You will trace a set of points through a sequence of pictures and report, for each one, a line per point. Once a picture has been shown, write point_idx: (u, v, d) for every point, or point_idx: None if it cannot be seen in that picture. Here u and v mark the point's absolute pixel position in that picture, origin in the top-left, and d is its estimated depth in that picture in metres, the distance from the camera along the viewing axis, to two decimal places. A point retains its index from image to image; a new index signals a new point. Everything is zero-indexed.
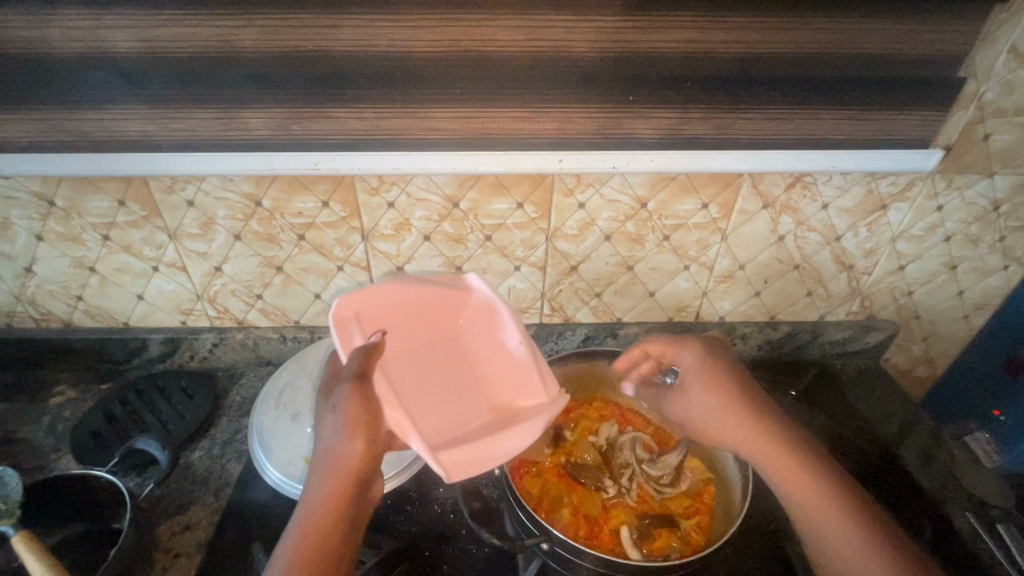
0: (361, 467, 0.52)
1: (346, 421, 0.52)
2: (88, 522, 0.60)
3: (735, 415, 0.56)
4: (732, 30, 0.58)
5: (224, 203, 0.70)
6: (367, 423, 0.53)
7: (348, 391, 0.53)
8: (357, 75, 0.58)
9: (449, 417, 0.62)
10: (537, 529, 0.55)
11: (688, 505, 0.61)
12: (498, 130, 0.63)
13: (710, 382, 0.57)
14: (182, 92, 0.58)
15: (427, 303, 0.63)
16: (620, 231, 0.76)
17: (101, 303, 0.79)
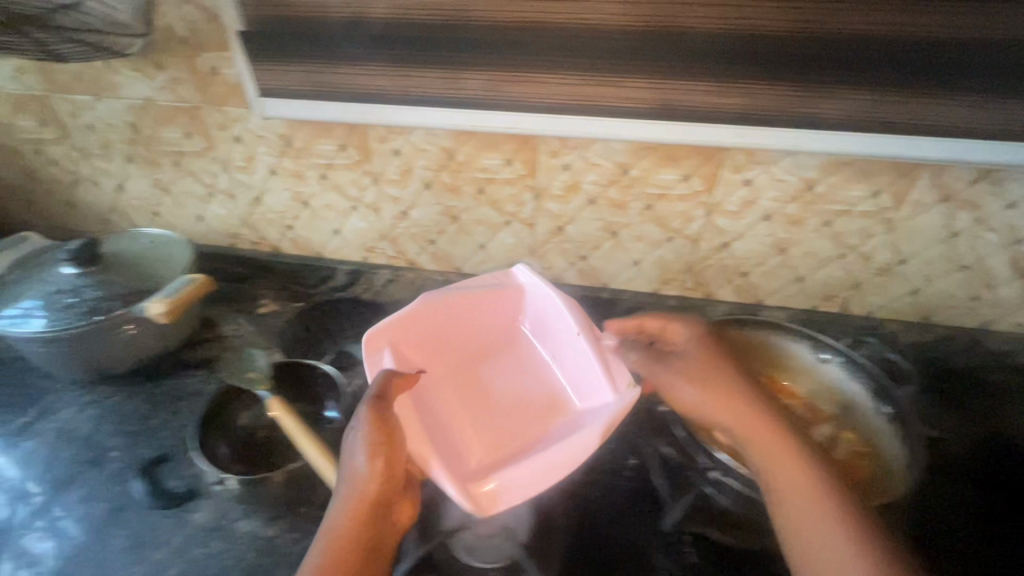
0: (375, 491, 0.52)
1: (366, 438, 0.53)
2: (308, 403, 0.73)
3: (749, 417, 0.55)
4: (948, 14, 0.58)
5: (424, 154, 0.81)
6: (383, 439, 0.53)
7: (366, 411, 0.55)
8: (569, 45, 0.64)
9: (503, 407, 0.71)
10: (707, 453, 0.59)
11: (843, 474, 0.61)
12: (686, 103, 0.67)
13: (716, 378, 0.59)
14: (411, 50, 0.67)
15: (454, 322, 0.73)
16: (782, 212, 0.78)
17: (308, 234, 0.94)
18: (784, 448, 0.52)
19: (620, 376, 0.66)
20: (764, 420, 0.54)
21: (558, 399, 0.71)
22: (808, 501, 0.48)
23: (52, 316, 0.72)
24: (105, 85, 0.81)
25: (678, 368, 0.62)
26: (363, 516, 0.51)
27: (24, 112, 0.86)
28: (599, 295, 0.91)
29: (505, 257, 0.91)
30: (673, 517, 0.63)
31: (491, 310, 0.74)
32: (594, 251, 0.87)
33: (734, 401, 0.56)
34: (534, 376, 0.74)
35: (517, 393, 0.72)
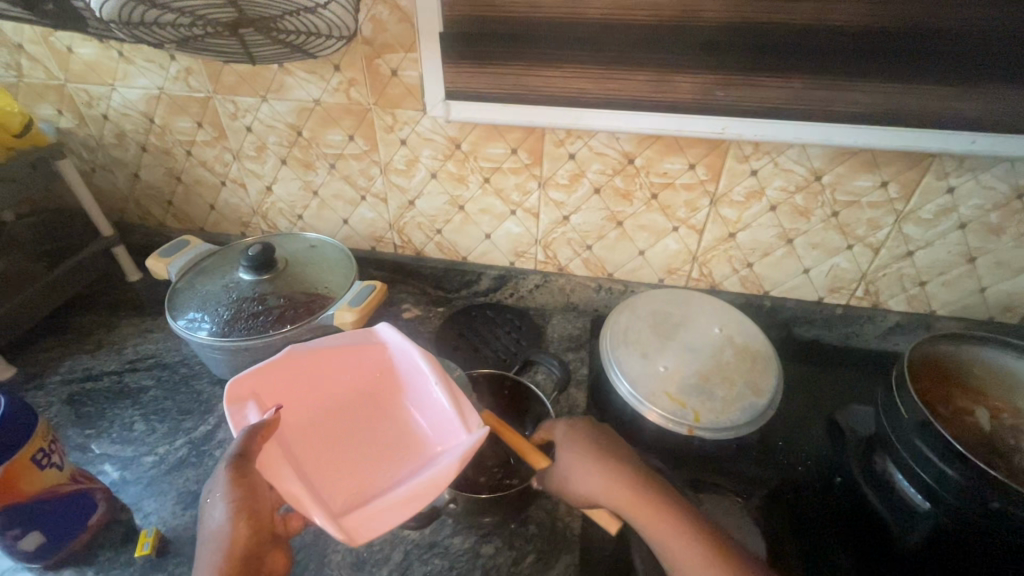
0: (244, 554, 0.48)
1: (229, 510, 0.49)
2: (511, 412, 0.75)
3: (631, 499, 0.54)
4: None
5: (600, 158, 0.78)
6: (244, 500, 0.50)
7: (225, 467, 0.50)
8: (798, 47, 0.61)
9: (347, 453, 0.63)
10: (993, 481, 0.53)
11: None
12: (916, 108, 0.63)
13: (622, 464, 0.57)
14: (626, 52, 0.65)
15: (306, 369, 0.64)
16: (981, 220, 0.75)
17: (456, 238, 0.92)
18: (693, 556, 0.50)
19: (471, 417, 0.59)
20: (708, 537, 0.52)
21: (405, 444, 0.64)
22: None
23: (242, 325, 0.70)
24: (275, 87, 0.80)
25: (572, 453, 0.59)
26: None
27: (182, 114, 0.85)
28: (761, 302, 0.89)
29: (664, 263, 0.89)
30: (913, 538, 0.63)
31: (348, 363, 0.67)
32: (763, 258, 0.85)
33: (636, 495, 0.55)
34: (378, 418, 0.66)
35: (371, 440, 0.64)
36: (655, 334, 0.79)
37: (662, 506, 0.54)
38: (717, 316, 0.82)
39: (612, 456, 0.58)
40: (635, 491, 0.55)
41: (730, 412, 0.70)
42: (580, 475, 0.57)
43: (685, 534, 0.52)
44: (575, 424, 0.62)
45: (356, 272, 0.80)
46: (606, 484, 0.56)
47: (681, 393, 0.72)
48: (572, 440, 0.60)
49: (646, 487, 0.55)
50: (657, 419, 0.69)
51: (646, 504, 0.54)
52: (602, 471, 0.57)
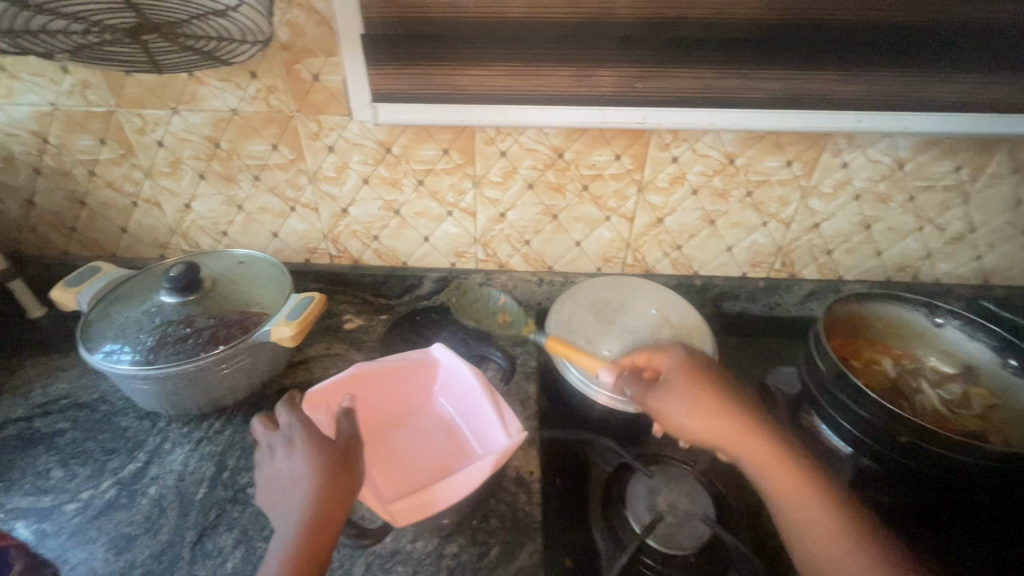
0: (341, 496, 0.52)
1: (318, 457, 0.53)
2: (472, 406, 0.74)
3: (738, 435, 0.58)
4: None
5: (531, 154, 0.80)
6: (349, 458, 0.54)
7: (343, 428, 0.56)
8: (705, 40, 0.66)
9: (398, 450, 0.68)
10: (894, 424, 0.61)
11: (985, 424, 0.67)
12: (810, 92, 0.70)
13: (717, 401, 0.60)
14: (548, 50, 0.67)
15: (372, 380, 0.68)
16: (872, 191, 0.83)
17: (394, 243, 0.91)
18: (795, 489, 0.56)
19: (511, 423, 0.63)
20: (804, 467, 0.57)
21: (463, 450, 0.67)
22: (842, 557, 0.52)
23: (170, 350, 0.66)
24: (186, 97, 0.75)
25: (671, 389, 0.62)
26: (327, 542, 0.50)
27: (81, 131, 0.79)
28: (691, 282, 0.94)
29: (600, 253, 0.92)
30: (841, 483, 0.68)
31: (404, 383, 0.71)
32: (690, 240, 0.90)
33: (741, 434, 0.58)
34: (433, 428, 0.70)
35: (432, 445, 0.68)
36: (596, 320, 0.83)
37: (766, 445, 0.57)
38: (652, 297, 0.86)
39: (719, 397, 0.61)
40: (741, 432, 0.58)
41: None
42: (685, 411, 0.60)
43: (786, 472, 0.56)
44: (686, 360, 0.64)
45: (292, 285, 0.77)
46: (711, 424, 0.59)
47: None
48: (681, 379, 0.62)
49: (752, 429, 0.58)
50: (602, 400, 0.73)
51: (750, 444, 0.58)
52: (706, 412, 0.60)
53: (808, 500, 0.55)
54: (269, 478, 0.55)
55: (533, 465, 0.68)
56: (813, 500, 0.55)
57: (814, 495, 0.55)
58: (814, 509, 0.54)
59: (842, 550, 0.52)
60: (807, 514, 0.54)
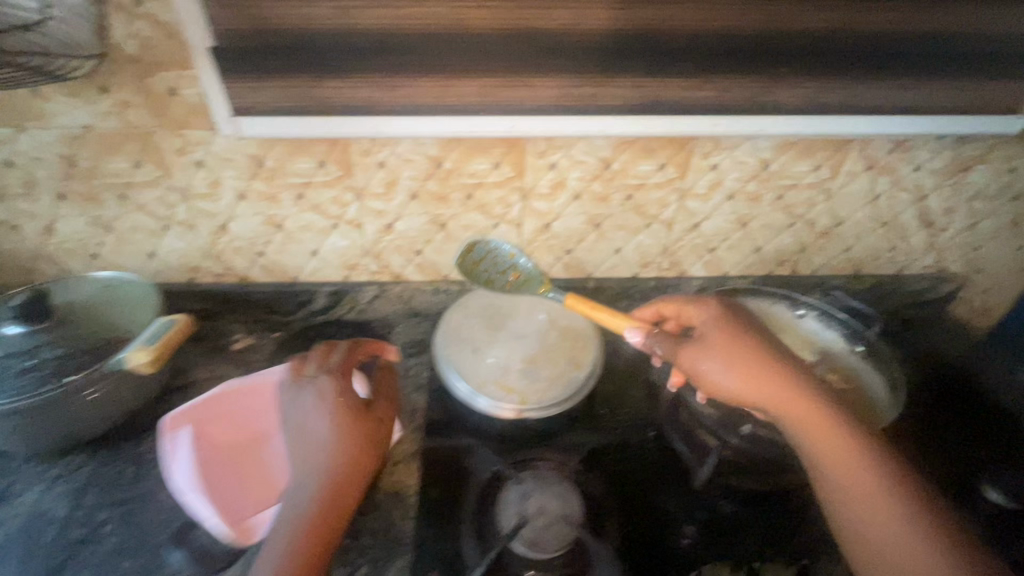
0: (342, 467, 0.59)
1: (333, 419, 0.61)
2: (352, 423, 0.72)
3: (778, 388, 0.59)
4: (887, 15, 0.68)
5: (410, 164, 0.80)
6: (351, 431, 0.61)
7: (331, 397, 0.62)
8: (560, 49, 0.67)
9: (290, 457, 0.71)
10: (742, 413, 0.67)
11: (835, 405, 0.73)
12: (667, 99, 0.73)
13: (755, 354, 0.60)
14: (408, 61, 0.67)
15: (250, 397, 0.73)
16: (742, 190, 0.87)
17: (281, 259, 0.89)
18: (835, 448, 0.57)
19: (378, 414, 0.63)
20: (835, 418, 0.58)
21: None
22: (879, 514, 0.54)
23: (13, 384, 0.63)
24: (31, 114, 0.71)
25: (704, 345, 0.62)
26: (348, 500, 0.59)
27: None
28: (585, 285, 0.96)
29: None
30: (704, 476, 0.69)
31: (283, 391, 0.72)
32: (579, 243, 0.92)
33: (782, 389, 0.59)
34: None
35: None
36: (484, 327, 0.83)
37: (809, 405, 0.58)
38: (542, 302, 0.88)
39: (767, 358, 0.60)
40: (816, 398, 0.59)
41: (553, 390, 0.75)
42: (719, 367, 0.60)
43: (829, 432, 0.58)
44: (728, 317, 0.64)
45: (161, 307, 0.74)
46: (753, 382, 0.59)
47: (507, 380, 0.77)
48: (723, 335, 0.62)
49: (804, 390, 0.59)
50: (485, 408, 0.74)
51: (797, 405, 0.58)
52: (755, 371, 0.59)
53: (851, 460, 0.57)
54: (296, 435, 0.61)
55: (412, 479, 0.69)
56: (856, 461, 0.56)
57: (855, 456, 0.57)
58: (854, 461, 0.56)
59: (876, 506, 0.55)
60: (849, 471, 0.56)
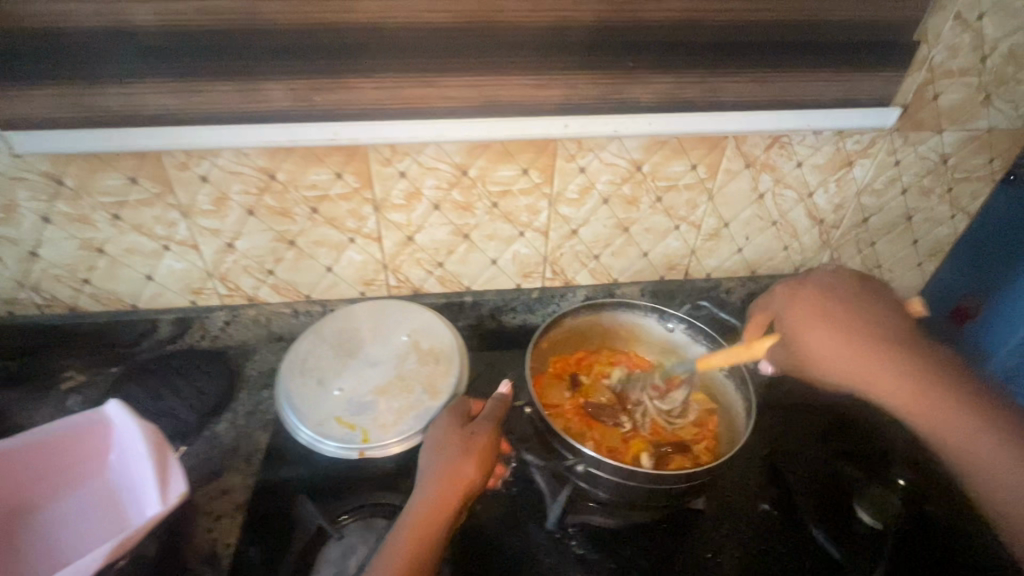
0: (467, 490, 0.59)
1: (466, 441, 0.61)
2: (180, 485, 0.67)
3: (873, 368, 0.60)
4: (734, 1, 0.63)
5: (238, 177, 0.71)
6: (480, 451, 0.60)
7: (483, 421, 0.62)
8: (375, 45, 0.60)
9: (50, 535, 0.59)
10: (571, 453, 0.60)
11: (696, 433, 0.70)
12: (509, 98, 0.67)
13: (832, 331, 0.62)
14: (197, 62, 0.58)
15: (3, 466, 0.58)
16: (617, 194, 0.82)
17: (111, 286, 0.79)
18: (906, 388, 0.59)
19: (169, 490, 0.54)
20: (937, 381, 0.58)
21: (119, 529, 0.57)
22: (970, 438, 0.56)
23: None
24: None
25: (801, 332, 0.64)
26: (440, 528, 0.57)
27: None
28: (462, 299, 0.89)
29: (357, 276, 0.85)
30: (554, 516, 0.62)
31: (57, 453, 0.60)
32: (449, 256, 0.85)
33: (874, 364, 0.60)
34: (95, 499, 0.60)
35: (96, 525, 0.59)
36: (335, 355, 0.76)
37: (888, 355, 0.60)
38: (404, 321, 0.80)
39: (829, 323, 0.62)
40: (872, 352, 0.60)
41: (401, 424, 0.68)
42: (826, 349, 0.62)
43: (902, 377, 0.59)
44: (806, 289, 0.65)
45: None
46: (839, 357, 0.61)
47: (352, 415, 0.69)
48: (792, 322, 0.65)
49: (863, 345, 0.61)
50: (331, 451, 0.66)
51: (870, 358, 0.60)
52: (839, 343, 0.61)
53: (930, 395, 0.58)
54: (432, 461, 0.60)
55: (233, 535, 0.63)
56: (935, 394, 0.58)
57: (935, 388, 0.58)
58: (965, 422, 0.56)
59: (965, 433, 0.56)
60: (930, 407, 0.58)
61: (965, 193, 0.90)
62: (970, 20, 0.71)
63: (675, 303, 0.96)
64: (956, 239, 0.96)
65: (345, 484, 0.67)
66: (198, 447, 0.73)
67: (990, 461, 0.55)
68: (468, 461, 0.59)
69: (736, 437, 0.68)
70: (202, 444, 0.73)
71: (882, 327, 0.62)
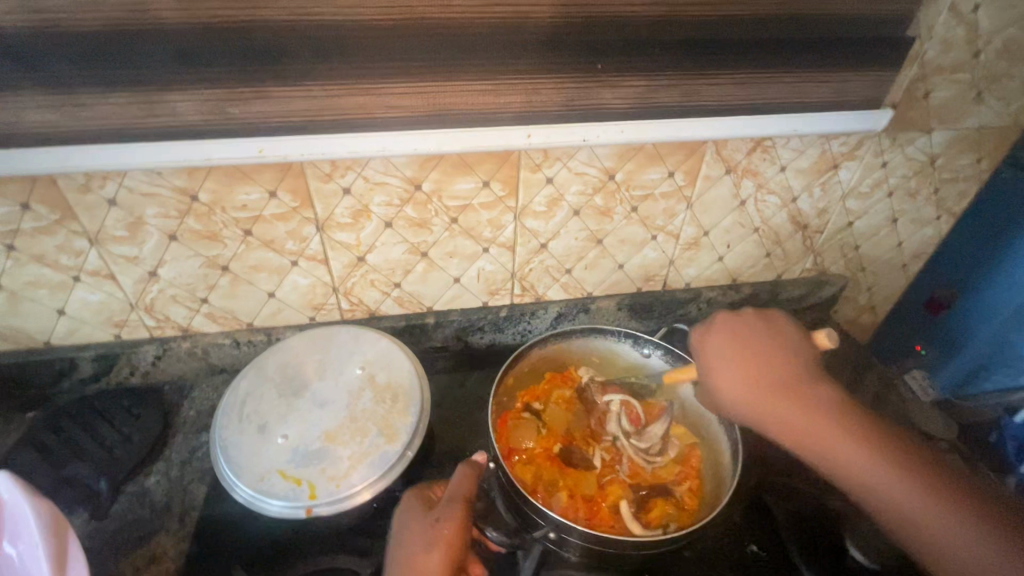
0: None
1: (429, 529, 0.53)
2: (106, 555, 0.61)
3: (784, 409, 0.55)
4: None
5: (153, 200, 0.62)
6: (446, 537, 0.52)
7: (446, 503, 0.55)
8: (300, 48, 0.52)
9: None
10: (541, 519, 0.55)
11: (678, 471, 0.66)
12: (461, 106, 0.59)
13: (742, 371, 0.58)
14: (84, 72, 0.49)
15: None
16: (588, 205, 0.74)
17: (14, 324, 0.69)
18: (814, 434, 0.54)
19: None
20: (846, 420, 0.54)
21: None
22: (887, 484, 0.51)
23: None
24: None
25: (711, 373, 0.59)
26: None
27: None
28: (423, 321, 0.82)
29: (305, 301, 0.76)
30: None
31: None
32: (407, 276, 0.77)
33: (785, 405, 0.55)
34: None
35: None
36: (279, 395, 0.68)
37: (790, 399, 0.55)
38: (357, 353, 0.72)
39: (736, 364, 0.58)
40: (784, 399, 0.56)
41: (352, 476, 0.61)
42: (735, 392, 0.57)
43: (808, 421, 0.54)
44: (718, 330, 0.61)
45: None
46: (748, 404, 0.57)
47: (298, 467, 0.62)
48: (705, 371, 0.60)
49: (768, 389, 0.56)
50: (274, 511, 0.59)
51: (775, 405, 0.55)
52: (746, 390, 0.57)
53: (844, 440, 0.53)
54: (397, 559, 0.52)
55: None
56: (850, 439, 0.53)
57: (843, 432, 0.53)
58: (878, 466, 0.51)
59: (880, 478, 0.51)
60: (839, 452, 0.53)
61: (952, 194, 0.86)
62: (965, 12, 0.65)
63: (654, 315, 0.90)
64: (941, 241, 0.92)
65: (288, 544, 0.62)
66: (125, 506, 0.65)
67: (904, 509, 0.50)
68: (433, 550, 0.51)
69: (723, 477, 0.64)
70: (130, 502, 0.66)
71: (796, 369, 0.57)
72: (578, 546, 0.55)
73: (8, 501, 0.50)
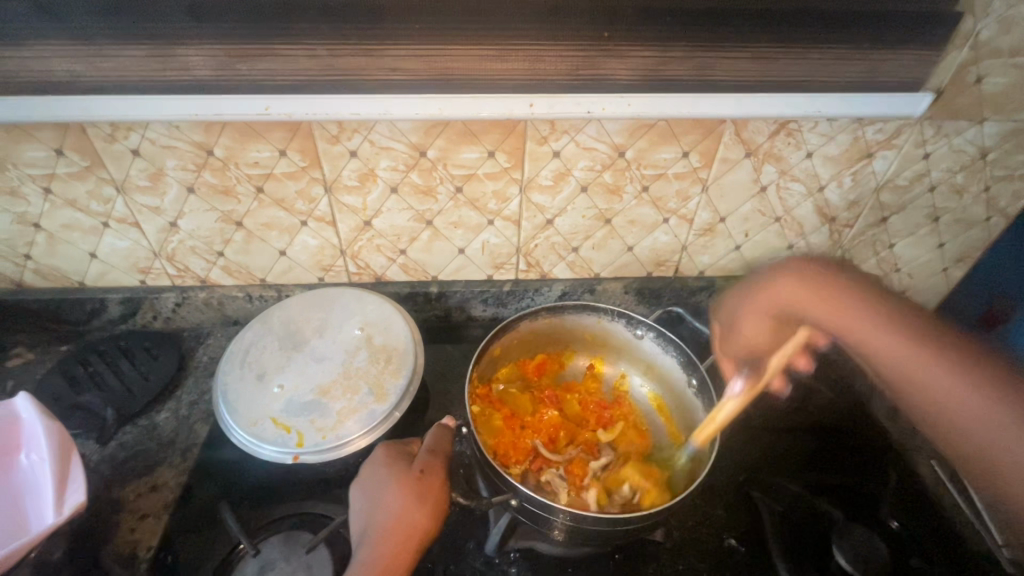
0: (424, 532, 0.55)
1: (413, 480, 0.57)
2: (110, 483, 0.66)
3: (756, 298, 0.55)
4: None
5: (172, 152, 0.65)
6: (433, 489, 0.57)
7: (429, 460, 0.59)
8: (303, 7, 0.53)
9: None
10: (507, 486, 0.56)
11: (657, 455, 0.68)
12: (463, 70, 0.58)
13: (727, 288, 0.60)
14: (105, 25, 0.52)
15: None
16: (597, 181, 0.72)
17: (52, 263, 0.74)
18: (810, 310, 0.50)
19: (73, 493, 0.52)
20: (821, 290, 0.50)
21: None
22: (899, 348, 0.45)
23: None
24: None
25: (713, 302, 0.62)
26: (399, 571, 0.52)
27: None
28: (428, 290, 0.83)
29: (314, 261, 0.79)
30: (494, 542, 0.59)
31: None
32: (412, 244, 0.78)
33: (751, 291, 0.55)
34: None
35: None
36: (280, 347, 0.71)
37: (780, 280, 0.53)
38: (358, 313, 0.74)
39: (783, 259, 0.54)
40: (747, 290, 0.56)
41: (341, 427, 0.63)
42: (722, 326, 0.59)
43: (806, 284, 0.51)
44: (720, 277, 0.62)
45: None
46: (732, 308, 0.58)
47: (289, 416, 0.64)
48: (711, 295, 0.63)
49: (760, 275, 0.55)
50: (265, 455, 0.62)
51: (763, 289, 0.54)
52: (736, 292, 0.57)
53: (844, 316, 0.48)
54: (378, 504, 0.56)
55: (154, 539, 0.61)
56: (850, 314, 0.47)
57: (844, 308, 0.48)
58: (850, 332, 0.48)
59: (900, 363, 0.45)
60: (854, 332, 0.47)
61: (1005, 193, 0.77)
62: None
63: (661, 301, 0.88)
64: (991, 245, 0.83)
65: (274, 488, 0.65)
66: (136, 437, 0.70)
67: (933, 394, 0.43)
68: (418, 500, 0.56)
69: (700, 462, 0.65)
70: (140, 434, 0.71)
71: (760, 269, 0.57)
72: (553, 521, 0.55)
73: (28, 419, 0.55)
